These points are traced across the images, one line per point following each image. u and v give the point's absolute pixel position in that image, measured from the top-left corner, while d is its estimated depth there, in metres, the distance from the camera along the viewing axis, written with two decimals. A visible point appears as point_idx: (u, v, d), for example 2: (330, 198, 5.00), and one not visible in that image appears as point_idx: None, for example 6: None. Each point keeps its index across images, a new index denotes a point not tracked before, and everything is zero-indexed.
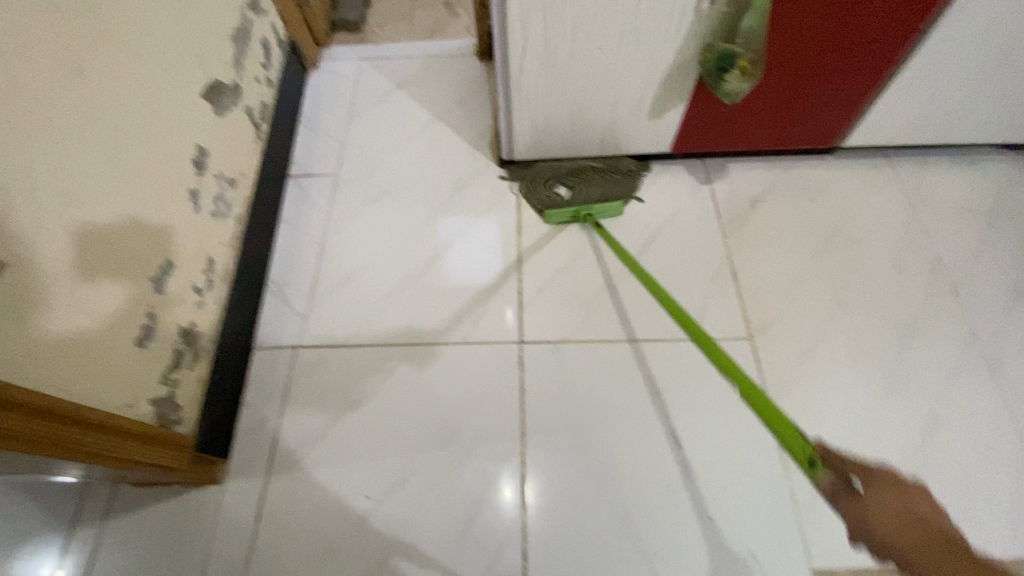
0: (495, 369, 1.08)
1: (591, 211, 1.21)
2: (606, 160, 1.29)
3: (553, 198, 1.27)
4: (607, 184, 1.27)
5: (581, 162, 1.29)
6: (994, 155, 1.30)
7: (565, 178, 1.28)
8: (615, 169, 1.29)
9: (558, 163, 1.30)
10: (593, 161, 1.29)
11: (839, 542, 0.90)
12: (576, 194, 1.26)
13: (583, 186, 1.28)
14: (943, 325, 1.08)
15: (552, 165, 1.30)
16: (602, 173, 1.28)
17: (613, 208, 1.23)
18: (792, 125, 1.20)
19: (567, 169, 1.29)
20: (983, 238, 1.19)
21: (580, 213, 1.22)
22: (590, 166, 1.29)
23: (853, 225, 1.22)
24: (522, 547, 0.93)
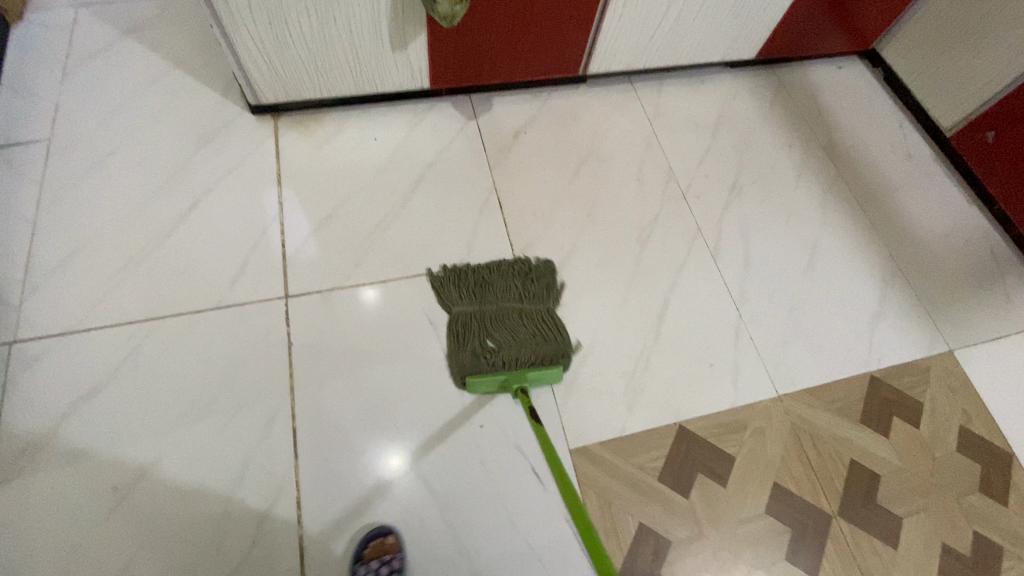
0: (260, 329, 1.03)
1: (523, 381, 0.98)
2: (532, 300, 1.08)
3: (472, 352, 1.00)
4: (542, 328, 1.03)
5: (498, 281, 1.09)
6: (719, 74, 1.49)
7: (487, 319, 1.04)
8: (547, 291, 1.10)
9: (479, 304, 1.06)
10: (513, 278, 1.09)
11: (591, 420, 1.01)
12: (501, 336, 1.01)
13: (506, 313, 1.05)
14: (674, 224, 1.24)
15: (472, 308, 1.06)
16: (527, 330, 1.03)
17: (553, 373, 0.99)
18: (537, 56, 1.26)
19: (491, 313, 1.05)
20: (707, 147, 1.37)
21: (508, 382, 0.98)
22: (525, 327, 1.03)
23: (602, 146, 1.33)
24: (295, 497, 0.92)
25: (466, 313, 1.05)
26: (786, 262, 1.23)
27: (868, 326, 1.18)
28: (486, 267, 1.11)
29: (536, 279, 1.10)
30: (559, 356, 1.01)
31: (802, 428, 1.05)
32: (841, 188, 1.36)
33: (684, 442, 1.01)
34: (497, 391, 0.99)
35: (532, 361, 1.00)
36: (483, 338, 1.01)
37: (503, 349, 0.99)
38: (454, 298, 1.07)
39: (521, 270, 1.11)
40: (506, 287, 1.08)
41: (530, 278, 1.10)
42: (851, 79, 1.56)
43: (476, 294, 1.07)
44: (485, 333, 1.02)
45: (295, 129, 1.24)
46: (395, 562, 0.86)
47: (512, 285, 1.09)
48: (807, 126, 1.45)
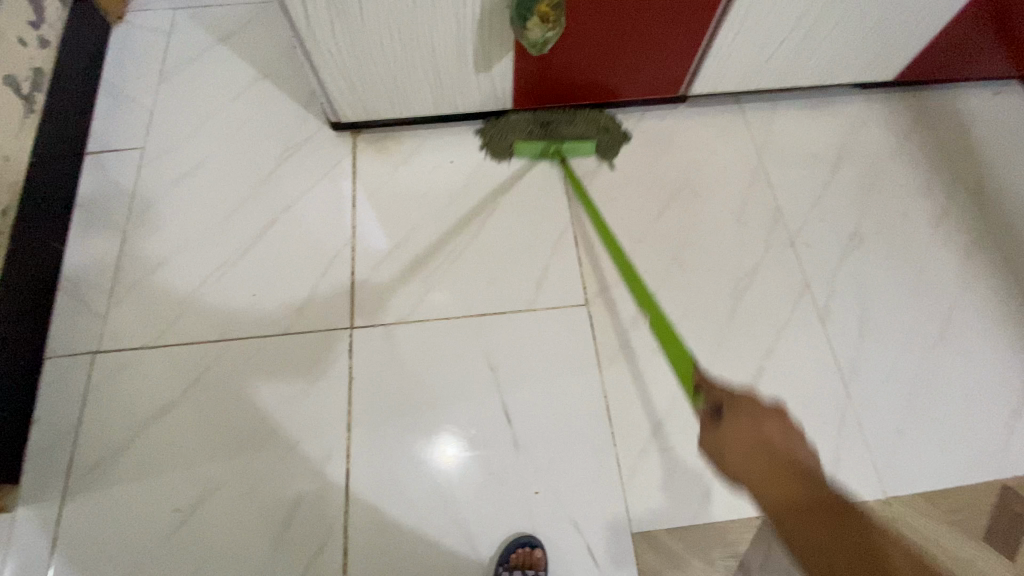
0: (322, 360, 1.01)
1: (561, 147, 1.16)
2: (586, 118, 1.20)
3: (527, 132, 1.18)
4: (589, 128, 1.19)
5: (561, 113, 1.19)
6: (845, 97, 1.29)
7: (543, 123, 1.18)
8: (602, 127, 1.21)
9: (538, 117, 1.18)
10: (575, 112, 1.19)
11: (659, 501, 0.91)
12: (553, 133, 1.18)
13: (560, 113, 1.19)
14: (777, 276, 1.08)
15: (532, 116, 1.18)
16: (579, 115, 1.20)
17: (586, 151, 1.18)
18: (634, 76, 1.13)
19: (548, 112, 1.19)
20: (824, 184, 1.18)
21: (549, 148, 1.17)
22: (575, 123, 1.19)
23: (699, 179, 1.19)
24: (343, 543, 0.89)
25: (524, 121, 1.18)
26: (911, 333, 1.04)
27: (1010, 422, 0.98)
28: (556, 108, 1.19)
29: (592, 113, 1.20)
30: (607, 144, 1.21)
31: (912, 541, 0.89)
32: (989, 243, 1.14)
33: (766, 542, 0.89)
34: (540, 157, 1.19)
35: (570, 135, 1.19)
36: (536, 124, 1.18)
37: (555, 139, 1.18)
38: (519, 120, 1.18)
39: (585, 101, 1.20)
40: (570, 121, 1.19)
41: (592, 120, 1.20)
42: (1013, 108, 1.30)
43: None
44: (539, 125, 1.18)
45: (372, 146, 1.20)
46: None
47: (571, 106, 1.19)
48: (952, 164, 1.22)
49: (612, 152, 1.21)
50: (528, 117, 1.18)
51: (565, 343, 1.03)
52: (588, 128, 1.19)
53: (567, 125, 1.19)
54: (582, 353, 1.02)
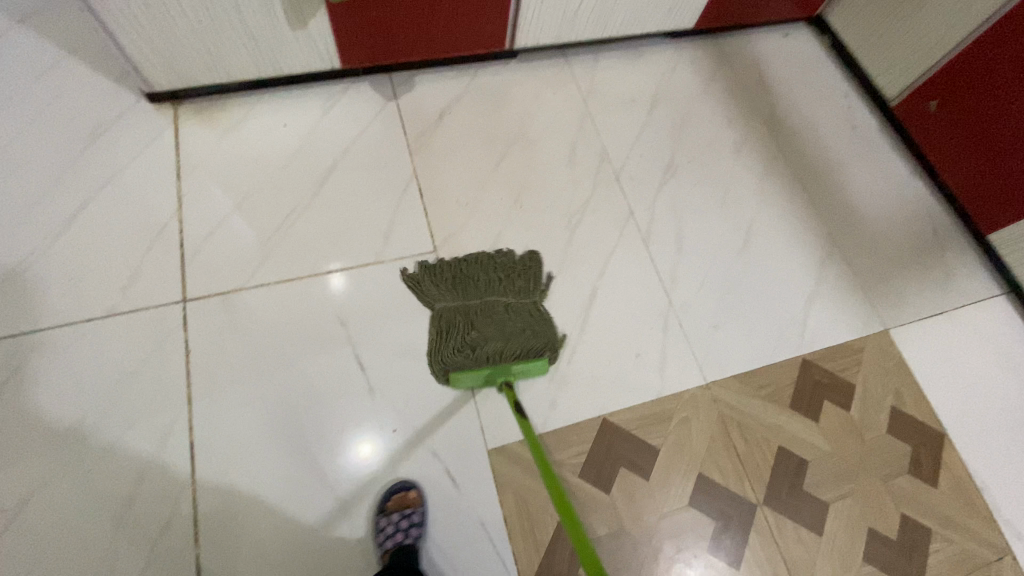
0: (157, 336, 0.96)
1: (507, 372, 0.94)
2: (521, 295, 1.05)
3: (459, 356, 0.96)
4: (529, 321, 1.02)
5: (489, 292, 1.04)
6: (657, 46, 1.42)
7: (474, 314, 1.01)
8: (535, 305, 1.05)
9: (465, 299, 1.03)
10: (503, 292, 1.04)
11: (509, 418, 0.97)
12: (483, 343, 0.97)
13: (490, 304, 1.02)
14: (606, 207, 1.19)
15: (458, 305, 1.03)
16: (512, 302, 1.04)
17: (537, 365, 0.96)
18: (455, 31, 1.18)
19: (479, 309, 1.02)
20: (643, 124, 1.30)
21: (493, 376, 0.95)
22: (515, 322, 1.01)
23: (532, 127, 1.26)
24: (194, 511, 0.87)
25: (456, 324, 1.00)
26: (720, 244, 1.18)
27: (803, 307, 1.15)
28: (465, 260, 1.07)
29: (522, 275, 1.08)
30: (551, 345, 1.01)
31: (730, 415, 1.02)
32: (782, 163, 1.31)
33: (608, 438, 0.97)
34: (484, 386, 0.97)
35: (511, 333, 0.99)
36: (465, 321, 1.00)
37: (483, 334, 0.98)
38: (438, 294, 1.04)
39: (508, 271, 1.07)
40: (491, 288, 1.04)
41: (514, 279, 1.06)
42: (797, 48, 1.49)
43: (455, 289, 1.04)
44: (471, 330, 0.99)
45: (196, 117, 1.15)
46: (417, 516, 0.87)
47: (499, 278, 1.05)
48: (749, 99, 1.39)
49: (556, 349, 1.01)
50: (454, 309, 1.02)
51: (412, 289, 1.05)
52: (528, 322, 1.02)
53: (501, 317, 1.01)
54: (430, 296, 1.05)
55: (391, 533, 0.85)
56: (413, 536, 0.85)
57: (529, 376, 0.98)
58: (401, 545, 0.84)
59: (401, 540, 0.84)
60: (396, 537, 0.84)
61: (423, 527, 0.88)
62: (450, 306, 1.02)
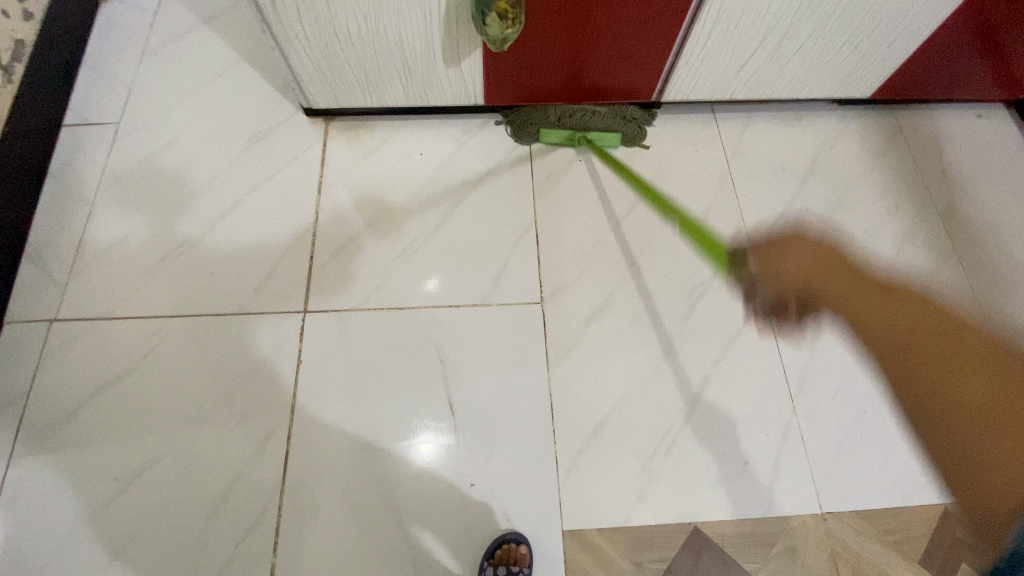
0: (273, 341, 1.02)
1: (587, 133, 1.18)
2: (613, 109, 1.19)
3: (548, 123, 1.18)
4: (614, 120, 1.18)
5: (586, 109, 1.18)
6: (820, 112, 1.29)
7: (569, 113, 1.17)
8: (626, 116, 1.20)
9: (562, 103, 1.17)
10: (600, 106, 1.19)
11: (593, 499, 0.92)
12: (577, 119, 1.17)
13: (585, 122, 1.17)
14: (733, 286, 1.09)
15: (556, 108, 1.17)
16: (604, 111, 1.19)
17: (610, 139, 1.19)
18: (605, 81, 1.14)
19: (572, 111, 1.17)
20: (789, 199, 1.18)
21: (575, 135, 1.19)
22: (598, 109, 1.19)
23: (665, 185, 1.19)
24: (277, 519, 0.91)
25: (548, 111, 1.17)
26: (863, 349, 1.04)
27: None
28: (571, 100, 1.17)
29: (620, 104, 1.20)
30: (630, 134, 1.21)
31: (845, 556, 0.89)
32: (952, 267, 1.13)
33: (697, 548, 0.89)
34: (564, 141, 1.21)
35: (595, 125, 1.19)
36: (561, 118, 1.17)
37: (572, 118, 1.17)
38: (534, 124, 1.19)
39: (607, 99, 1.19)
40: (588, 94, 1.18)
41: (613, 113, 1.19)
42: (992, 132, 1.29)
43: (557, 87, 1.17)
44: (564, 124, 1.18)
45: (343, 134, 1.21)
46: None
47: (599, 108, 1.19)
48: (922, 185, 1.22)
49: (634, 141, 1.22)
50: (553, 106, 1.17)
51: (516, 339, 1.03)
52: (613, 122, 1.19)
53: (590, 117, 1.17)
54: (532, 350, 1.02)
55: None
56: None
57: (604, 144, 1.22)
58: None
59: None
60: None
61: None
62: (551, 99, 1.17)
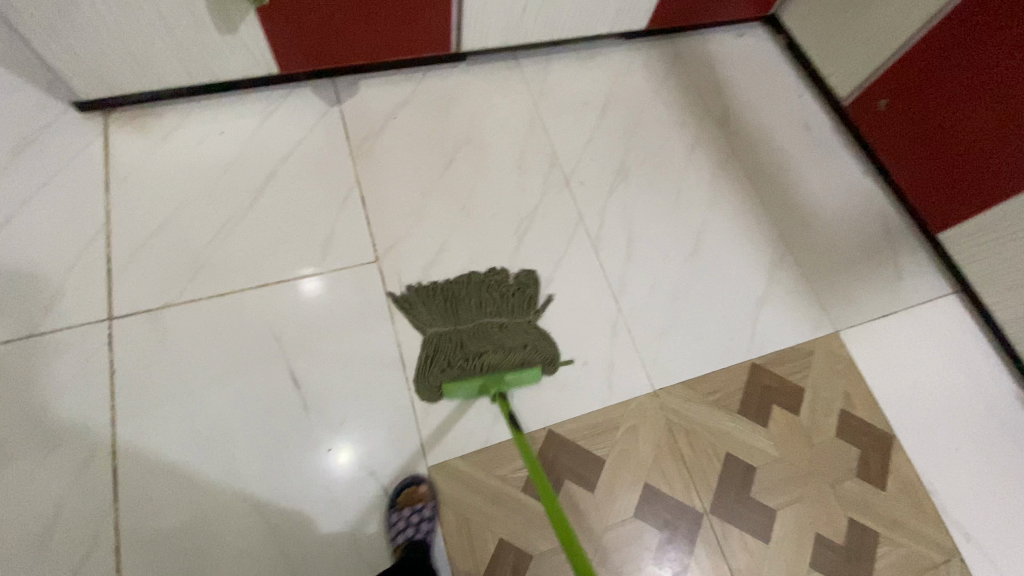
0: (80, 357, 0.93)
1: (500, 381, 0.94)
2: (515, 313, 1.03)
3: (447, 371, 0.95)
4: (519, 344, 0.97)
5: (476, 318, 1.01)
6: (611, 47, 1.40)
7: (462, 342, 0.98)
8: (520, 305, 1.04)
9: (456, 322, 1.00)
10: (490, 311, 1.02)
11: (451, 432, 0.95)
12: (479, 360, 0.95)
13: (481, 322, 1.01)
14: (554, 213, 1.17)
15: (448, 329, 1.00)
16: (498, 320, 1.01)
17: (528, 374, 0.95)
18: (397, 37, 1.15)
19: (468, 332, 0.99)
20: (594, 127, 1.29)
21: (487, 386, 0.95)
22: (507, 339, 0.99)
23: (480, 131, 1.24)
24: (116, 538, 0.84)
25: (444, 334, 0.99)
26: (670, 248, 1.17)
27: (754, 311, 1.13)
28: (450, 282, 1.05)
29: (513, 291, 1.06)
30: (546, 357, 0.99)
31: (677, 423, 1.01)
32: (734, 165, 1.30)
33: (552, 450, 0.96)
34: (477, 394, 0.96)
35: (507, 367, 0.95)
36: (455, 356, 0.96)
37: (474, 357, 0.95)
38: (428, 317, 1.01)
39: (484, 286, 1.05)
40: (475, 298, 1.03)
41: (507, 299, 1.04)
42: (752, 47, 1.48)
43: (446, 306, 1.02)
44: (464, 352, 0.96)
45: (127, 126, 1.11)
46: (429, 510, 0.87)
47: (490, 296, 1.04)
48: (702, 99, 1.38)
49: (550, 360, 0.99)
50: (438, 341, 0.98)
51: (353, 301, 1.03)
52: (525, 347, 0.97)
53: (492, 344, 0.97)
54: (372, 308, 1.03)
55: (402, 527, 0.85)
56: (425, 530, 0.85)
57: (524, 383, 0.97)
58: (413, 540, 0.84)
59: (413, 534, 0.84)
60: (408, 532, 0.85)
61: (435, 520, 0.88)
62: (431, 339, 0.99)
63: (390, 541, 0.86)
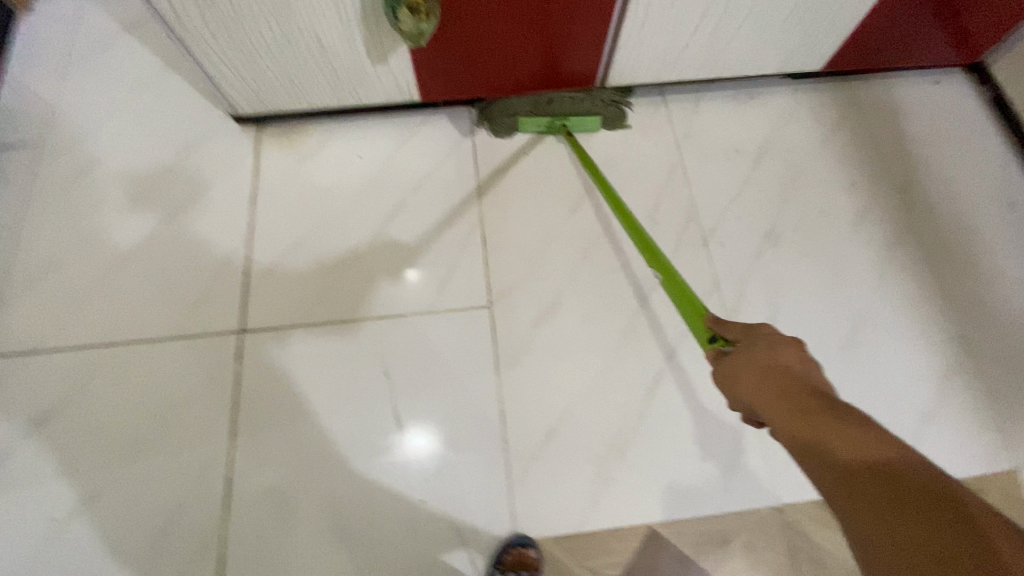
0: (211, 364, 0.98)
1: (565, 120, 1.15)
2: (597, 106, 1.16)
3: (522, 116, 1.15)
4: (592, 102, 1.16)
5: (562, 95, 1.15)
6: (773, 89, 1.24)
7: (544, 101, 1.14)
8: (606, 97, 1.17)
9: (537, 96, 1.14)
10: (577, 91, 1.15)
11: (546, 507, 0.90)
12: (553, 112, 1.14)
13: (565, 104, 1.14)
14: (686, 276, 1.06)
15: (533, 98, 1.15)
16: (581, 93, 1.16)
17: (591, 121, 1.16)
18: (543, 71, 1.09)
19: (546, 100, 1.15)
20: (743, 181, 1.15)
21: (554, 123, 1.15)
22: (584, 99, 1.16)
23: (615, 174, 1.15)
24: (220, 549, 0.88)
25: (523, 103, 1.14)
26: (818, 334, 1.01)
27: (915, 426, 0.95)
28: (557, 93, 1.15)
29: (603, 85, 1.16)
30: (611, 116, 1.18)
31: (803, 548, 0.87)
32: (911, 242, 1.10)
33: (653, 551, 0.87)
34: (545, 132, 1.17)
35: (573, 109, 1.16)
36: (538, 113, 1.14)
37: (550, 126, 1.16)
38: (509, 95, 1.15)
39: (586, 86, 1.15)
40: (568, 93, 1.15)
41: (593, 89, 1.16)
42: (952, 98, 1.24)
43: (537, 102, 1.14)
44: (543, 107, 1.15)
45: (276, 141, 1.16)
46: None
47: (578, 86, 1.15)
48: (879, 158, 1.18)
49: (615, 119, 1.18)
50: (524, 94, 1.14)
51: (463, 347, 1.00)
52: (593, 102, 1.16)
53: (568, 102, 1.15)
54: (480, 357, 0.99)
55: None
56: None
57: (586, 130, 1.19)
58: None
59: None
60: None
61: None
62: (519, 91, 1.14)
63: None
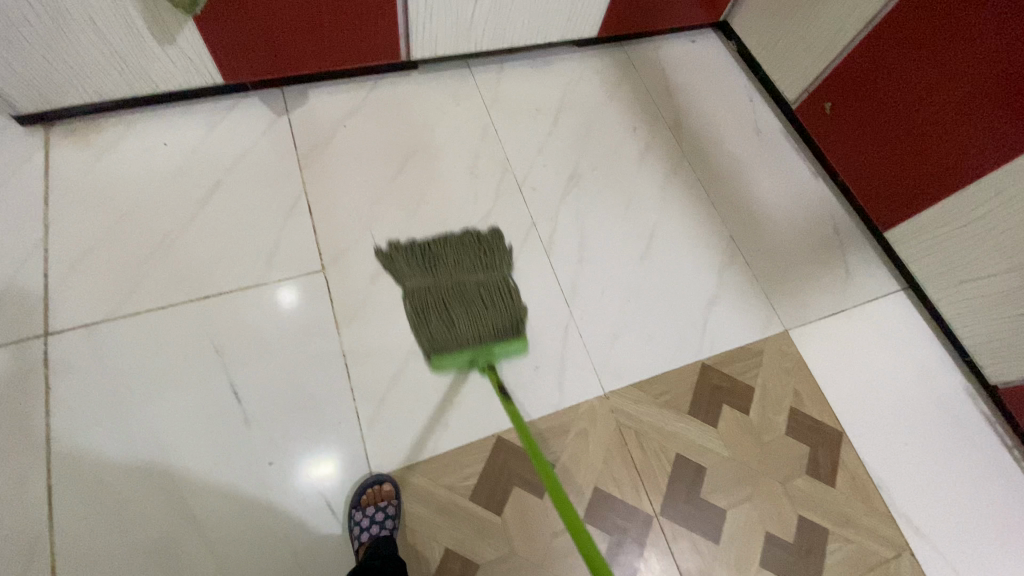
0: (13, 373, 0.90)
1: (489, 353, 0.99)
2: (487, 271, 1.08)
3: (424, 320, 1.01)
4: (499, 303, 1.04)
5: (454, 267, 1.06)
6: (564, 55, 1.42)
7: (445, 306, 1.01)
8: (506, 291, 1.06)
9: (435, 277, 1.05)
10: (471, 272, 1.07)
11: (398, 441, 0.94)
12: (465, 326, 1.00)
13: (461, 283, 1.05)
14: (506, 219, 1.17)
15: (428, 282, 1.05)
16: (477, 275, 1.06)
17: (515, 345, 1.00)
18: (344, 46, 1.14)
19: (448, 287, 1.04)
20: (547, 134, 1.29)
21: (477, 358, 0.99)
22: (482, 288, 1.04)
23: (432, 138, 1.24)
24: (47, 559, 0.82)
25: (421, 288, 1.04)
26: (622, 251, 1.18)
27: (705, 311, 1.14)
28: (432, 241, 1.10)
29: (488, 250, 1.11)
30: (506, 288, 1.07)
31: (627, 425, 1.01)
32: (686, 168, 1.32)
33: (501, 457, 0.95)
34: (466, 368, 1.00)
35: (489, 330, 1.01)
36: (443, 310, 1.01)
37: (456, 323, 1.00)
38: (407, 271, 1.06)
39: (474, 258, 1.08)
40: (461, 266, 1.07)
41: (479, 255, 1.09)
42: (705, 52, 1.50)
43: (429, 269, 1.06)
44: (447, 312, 1.01)
45: (67, 138, 1.09)
46: (393, 507, 0.87)
47: (466, 255, 1.09)
48: (655, 104, 1.40)
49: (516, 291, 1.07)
50: (420, 295, 1.03)
51: (301, 311, 1.02)
52: (496, 295, 1.05)
53: (474, 309, 1.02)
54: (319, 318, 1.02)
55: (367, 525, 0.85)
56: (391, 526, 0.85)
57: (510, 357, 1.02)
58: (377, 537, 0.84)
59: (377, 532, 0.84)
60: (372, 530, 0.84)
61: (399, 517, 0.88)
62: (412, 288, 1.04)
63: (355, 540, 0.86)
